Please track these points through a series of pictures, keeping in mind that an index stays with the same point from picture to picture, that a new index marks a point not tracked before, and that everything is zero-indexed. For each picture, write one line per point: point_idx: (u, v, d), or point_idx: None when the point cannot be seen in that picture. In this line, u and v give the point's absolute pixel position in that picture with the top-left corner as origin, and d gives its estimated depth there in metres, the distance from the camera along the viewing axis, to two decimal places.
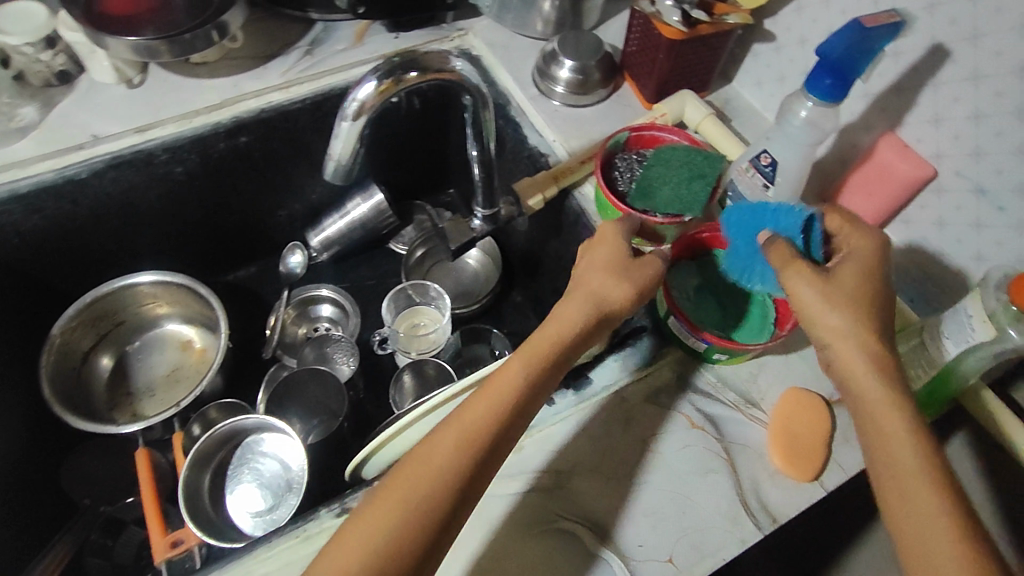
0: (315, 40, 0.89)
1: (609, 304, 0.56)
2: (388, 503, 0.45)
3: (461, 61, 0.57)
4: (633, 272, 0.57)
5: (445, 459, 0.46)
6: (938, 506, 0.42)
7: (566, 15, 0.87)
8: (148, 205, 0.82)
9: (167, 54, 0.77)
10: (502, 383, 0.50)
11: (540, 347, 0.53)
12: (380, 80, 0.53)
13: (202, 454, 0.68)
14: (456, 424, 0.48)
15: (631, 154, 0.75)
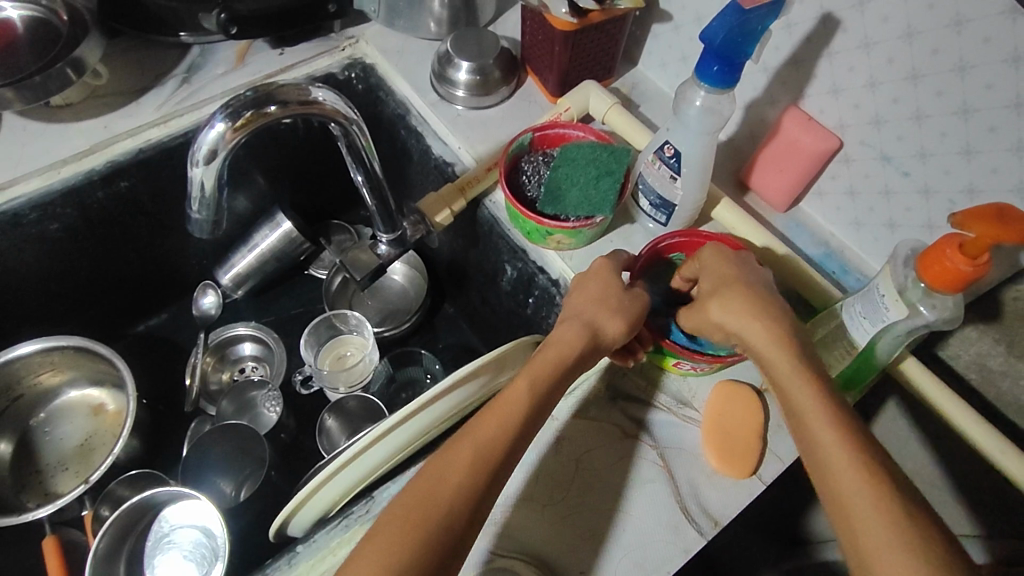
0: (191, 67, 0.82)
1: (605, 327, 0.55)
2: (398, 527, 0.42)
3: (323, 90, 0.54)
4: (626, 307, 0.56)
5: (455, 484, 0.44)
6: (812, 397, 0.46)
7: (458, 13, 0.83)
8: (24, 266, 0.74)
9: (17, 101, 0.69)
10: (507, 401, 0.49)
11: (540, 362, 0.52)
12: (228, 123, 0.50)
13: (112, 542, 0.63)
14: (470, 444, 0.46)
15: (537, 156, 0.71)
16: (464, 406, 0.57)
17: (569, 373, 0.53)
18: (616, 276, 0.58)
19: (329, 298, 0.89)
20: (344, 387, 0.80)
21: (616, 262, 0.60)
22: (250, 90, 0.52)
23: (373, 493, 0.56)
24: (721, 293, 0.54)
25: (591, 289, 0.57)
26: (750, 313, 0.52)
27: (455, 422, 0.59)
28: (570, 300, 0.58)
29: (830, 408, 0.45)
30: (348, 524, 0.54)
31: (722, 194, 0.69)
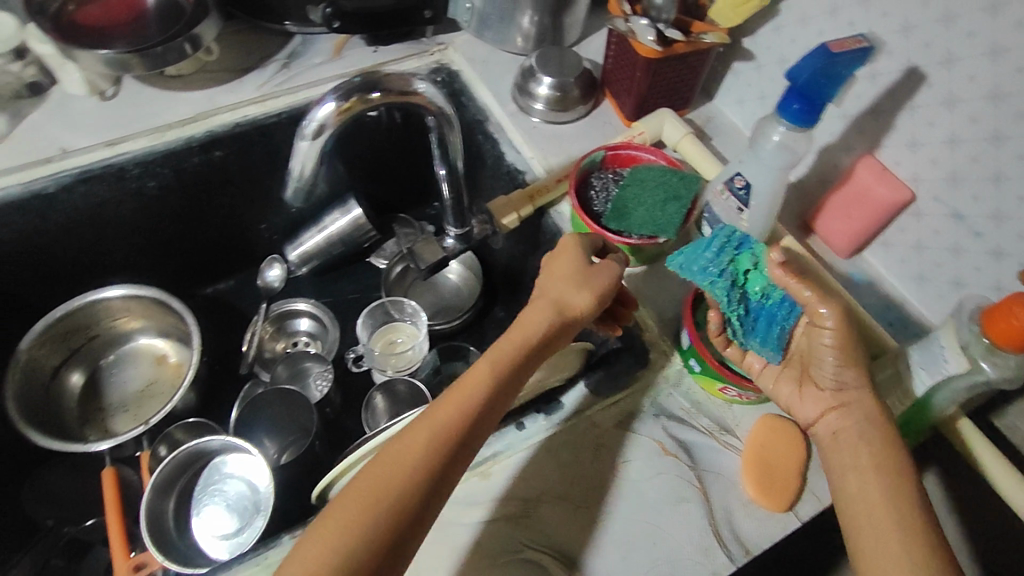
0: (293, 54, 0.89)
1: (570, 304, 0.55)
2: (351, 510, 0.43)
3: (424, 83, 0.58)
4: (597, 283, 0.56)
5: (410, 468, 0.45)
6: (879, 458, 0.50)
7: (545, 31, 0.87)
8: (120, 218, 0.81)
9: (138, 67, 0.76)
10: (465, 392, 0.49)
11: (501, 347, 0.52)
12: (338, 102, 0.53)
13: (166, 479, 0.67)
14: (426, 426, 0.47)
15: (607, 173, 0.73)
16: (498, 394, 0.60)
17: (530, 358, 0.52)
18: (584, 252, 0.58)
19: (386, 285, 0.94)
20: (391, 371, 0.83)
21: (587, 240, 0.60)
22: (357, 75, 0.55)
23: None
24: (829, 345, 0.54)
25: (563, 269, 0.57)
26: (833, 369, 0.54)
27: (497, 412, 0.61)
28: (543, 278, 0.58)
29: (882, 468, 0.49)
30: None
31: (785, 233, 0.69)
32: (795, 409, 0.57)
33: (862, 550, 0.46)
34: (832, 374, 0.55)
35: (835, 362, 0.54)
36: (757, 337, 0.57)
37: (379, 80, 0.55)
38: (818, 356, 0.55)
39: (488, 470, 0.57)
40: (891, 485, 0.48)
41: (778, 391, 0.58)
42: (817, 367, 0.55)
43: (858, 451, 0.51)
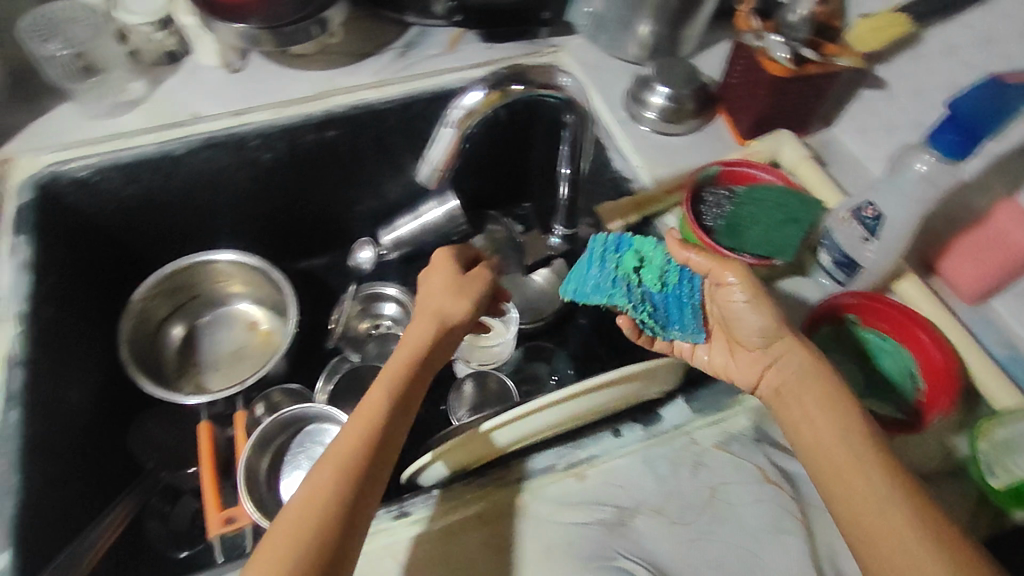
0: (410, 43, 0.90)
1: (445, 323, 0.60)
2: (297, 513, 0.47)
3: (566, 77, 0.57)
4: (448, 293, 0.62)
5: (339, 462, 0.50)
6: (825, 402, 0.54)
7: (663, 41, 0.86)
8: (234, 185, 0.84)
9: (269, 43, 0.79)
10: (370, 405, 0.53)
11: (398, 359, 0.57)
12: (489, 89, 0.52)
13: (264, 437, 0.70)
14: (355, 429, 0.52)
15: (719, 189, 0.71)
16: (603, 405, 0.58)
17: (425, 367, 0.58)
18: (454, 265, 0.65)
19: (474, 276, 0.96)
20: (475, 364, 0.84)
21: (460, 251, 0.67)
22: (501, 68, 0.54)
23: (510, 462, 0.58)
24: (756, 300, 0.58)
25: (437, 281, 0.64)
26: (753, 317, 0.58)
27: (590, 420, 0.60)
28: (421, 290, 0.64)
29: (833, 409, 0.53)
30: (482, 483, 0.57)
31: (907, 269, 0.66)
32: (733, 375, 0.61)
33: (836, 493, 0.51)
34: (756, 334, 0.59)
35: (763, 319, 0.58)
36: (675, 324, 0.63)
37: (523, 72, 0.54)
38: (741, 319, 0.59)
39: (585, 472, 0.58)
40: (844, 425, 0.52)
41: (714, 359, 0.62)
42: (739, 329, 0.60)
43: (804, 402, 0.55)
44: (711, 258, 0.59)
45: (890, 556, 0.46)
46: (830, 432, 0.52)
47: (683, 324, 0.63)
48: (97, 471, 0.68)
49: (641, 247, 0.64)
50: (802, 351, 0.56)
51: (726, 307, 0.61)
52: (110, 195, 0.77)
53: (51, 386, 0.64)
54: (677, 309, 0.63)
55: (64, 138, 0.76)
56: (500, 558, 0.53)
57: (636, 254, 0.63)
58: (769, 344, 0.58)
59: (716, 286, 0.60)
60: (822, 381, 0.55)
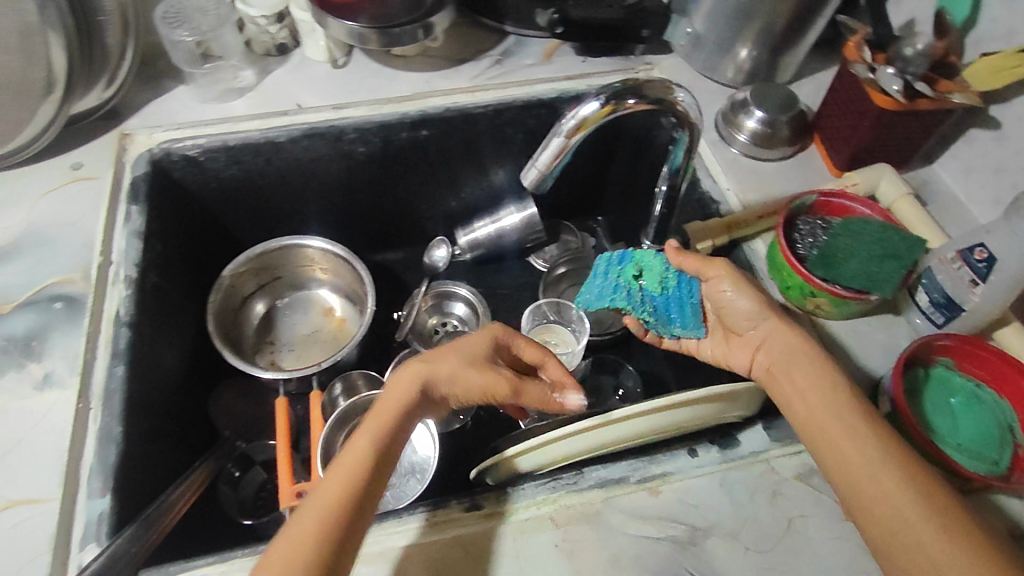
0: (506, 52, 0.92)
1: (438, 375, 0.53)
2: (294, 534, 0.43)
3: (683, 93, 0.55)
4: (477, 347, 0.56)
5: (340, 482, 0.45)
6: (819, 375, 0.53)
7: (761, 66, 0.86)
8: (326, 176, 0.87)
9: (376, 42, 0.82)
10: (352, 452, 0.47)
11: (381, 405, 0.50)
12: (604, 102, 0.51)
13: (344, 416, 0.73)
14: (352, 450, 0.47)
15: (815, 219, 0.70)
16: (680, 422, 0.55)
17: (411, 416, 0.51)
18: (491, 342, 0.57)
19: (546, 280, 0.96)
20: None
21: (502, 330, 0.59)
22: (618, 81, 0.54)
23: (583, 469, 0.58)
24: (744, 287, 0.60)
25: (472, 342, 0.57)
26: (744, 301, 0.60)
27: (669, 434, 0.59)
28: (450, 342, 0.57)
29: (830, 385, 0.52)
30: (555, 486, 0.57)
31: (1013, 317, 0.63)
32: (731, 363, 0.62)
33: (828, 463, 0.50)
34: (746, 318, 0.60)
35: (749, 302, 0.59)
36: (676, 322, 0.67)
37: (640, 85, 0.53)
38: (731, 307, 0.61)
39: (658, 487, 0.57)
40: (833, 397, 0.51)
41: (716, 352, 0.65)
42: (731, 318, 0.62)
43: (794, 379, 0.54)
44: (696, 259, 0.62)
45: (888, 521, 0.45)
46: (823, 403, 0.52)
47: (683, 319, 0.66)
48: (182, 433, 0.71)
49: (642, 259, 0.70)
50: (786, 328, 0.57)
51: (716, 302, 0.63)
52: (213, 175, 0.81)
53: (151, 345, 0.67)
54: (674, 307, 0.67)
55: (178, 119, 0.81)
56: (570, 562, 0.53)
57: (636, 264, 0.70)
58: (757, 329, 0.59)
59: (710, 284, 0.62)
60: (816, 357, 0.55)
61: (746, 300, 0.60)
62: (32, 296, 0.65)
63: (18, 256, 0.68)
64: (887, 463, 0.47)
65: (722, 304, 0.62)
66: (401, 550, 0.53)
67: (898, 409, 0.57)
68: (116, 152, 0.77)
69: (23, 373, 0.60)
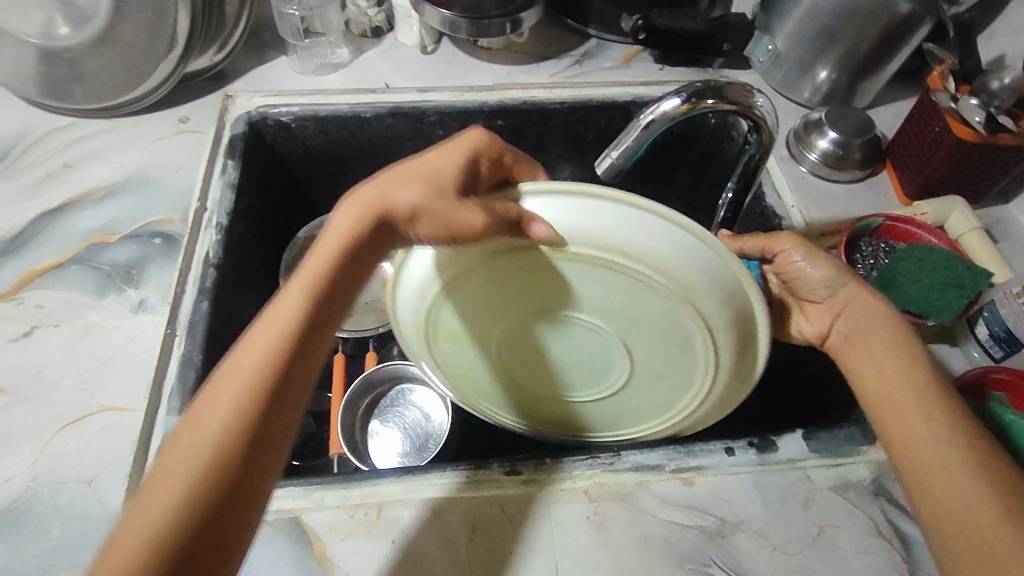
0: (587, 53, 0.95)
1: (394, 206, 0.48)
2: (231, 386, 0.42)
3: (762, 98, 0.56)
4: (434, 180, 0.48)
5: (274, 332, 0.44)
6: (895, 339, 0.52)
7: (839, 89, 0.86)
8: (402, 154, 0.92)
9: (465, 32, 0.86)
10: (282, 310, 0.45)
11: (320, 256, 0.48)
12: (685, 99, 0.53)
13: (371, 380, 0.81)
14: (290, 297, 0.46)
15: (878, 242, 0.70)
16: (629, 277, 0.46)
17: (353, 261, 0.48)
18: (470, 156, 0.49)
19: None
20: None
21: (490, 142, 0.50)
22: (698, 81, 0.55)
23: (620, 452, 0.60)
24: (814, 250, 0.57)
25: (432, 160, 0.49)
26: (816, 266, 0.56)
27: (604, 310, 0.50)
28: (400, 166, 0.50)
29: (908, 357, 0.51)
30: (593, 464, 0.59)
31: None
32: (808, 332, 0.59)
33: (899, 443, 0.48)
34: (821, 288, 0.56)
35: (824, 272, 0.56)
36: None
37: (722, 87, 0.54)
38: (805, 279, 0.57)
39: (692, 479, 0.58)
40: (904, 365, 0.50)
41: (786, 322, 0.61)
42: (806, 290, 0.57)
43: (867, 342, 0.53)
44: (760, 236, 0.58)
45: (944, 503, 0.44)
46: (895, 372, 0.50)
47: None
48: None
49: None
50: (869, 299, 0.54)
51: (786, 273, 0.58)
52: (302, 141, 0.87)
53: (232, 289, 0.73)
54: None
55: (277, 87, 0.87)
56: (600, 534, 0.55)
57: None
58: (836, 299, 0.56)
59: (782, 258, 0.57)
60: (892, 322, 0.53)
61: (821, 268, 0.56)
62: (136, 230, 0.72)
63: (127, 194, 0.75)
64: (955, 441, 0.46)
65: (792, 275, 0.58)
66: (440, 500, 0.56)
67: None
68: (220, 110, 0.84)
69: (121, 296, 0.66)
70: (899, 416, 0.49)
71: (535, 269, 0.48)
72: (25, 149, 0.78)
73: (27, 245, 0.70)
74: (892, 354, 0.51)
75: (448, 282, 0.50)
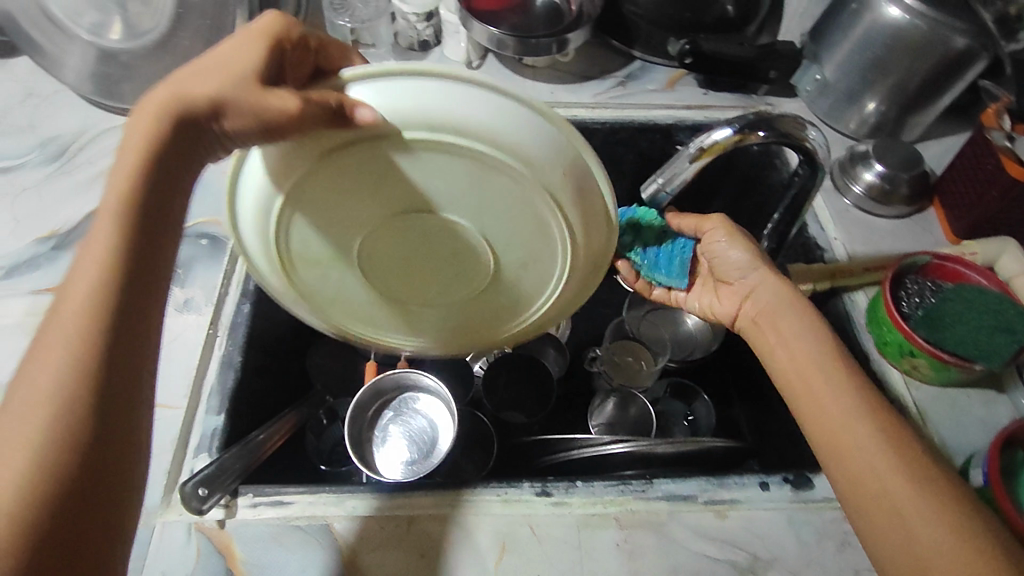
0: (631, 75, 0.95)
1: (189, 95, 0.42)
2: (70, 328, 0.39)
3: (816, 132, 0.56)
4: (238, 71, 0.42)
5: (105, 259, 0.40)
6: (814, 333, 0.57)
7: (887, 122, 0.85)
8: None
9: (511, 49, 0.86)
10: (99, 243, 0.41)
11: (146, 138, 0.43)
12: (737, 130, 0.53)
13: (377, 393, 0.74)
14: (112, 225, 0.41)
15: (925, 281, 0.69)
16: (472, 160, 0.41)
17: (177, 147, 0.43)
18: (270, 39, 0.43)
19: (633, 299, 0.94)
20: (617, 383, 0.84)
21: (281, 24, 0.44)
22: (749, 112, 0.55)
23: (652, 479, 0.59)
24: (735, 232, 0.65)
25: (227, 55, 0.43)
26: (736, 249, 0.64)
27: (456, 200, 0.45)
28: (193, 66, 0.44)
29: (827, 350, 0.55)
30: (624, 490, 0.58)
31: None
32: (723, 312, 0.67)
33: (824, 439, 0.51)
34: (737, 269, 0.64)
35: (740, 254, 0.64)
36: (663, 270, 0.68)
37: (775, 119, 0.54)
38: (724, 258, 0.65)
39: (726, 512, 0.57)
40: (821, 356, 0.55)
41: (704, 302, 0.70)
42: (724, 269, 0.66)
43: (783, 334, 0.58)
44: (692, 218, 0.67)
45: (865, 489, 0.48)
46: (814, 364, 0.55)
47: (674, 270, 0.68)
48: (281, 376, 0.76)
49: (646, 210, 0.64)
50: (772, 281, 0.61)
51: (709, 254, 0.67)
52: None
53: None
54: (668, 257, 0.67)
55: None
56: (630, 563, 0.55)
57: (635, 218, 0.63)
58: (750, 281, 0.63)
59: (707, 237, 0.66)
60: (810, 316, 0.58)
61: (739, 249, 0.64)
62: None
63: None
64: (871, 427, 0.50)
65: (714, 253, 0.66)
66: (470, 518, 0.56)
67: (990, 483, 0.55)
68: None
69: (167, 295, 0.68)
70: (820, 403, 0.53)
71: (376, 168, 0.42)
72: (83, 146, 0.81)
73: (81, 240, 0.72)
74: (811, 345, 0.56)
75: (292, 194, 0.43)
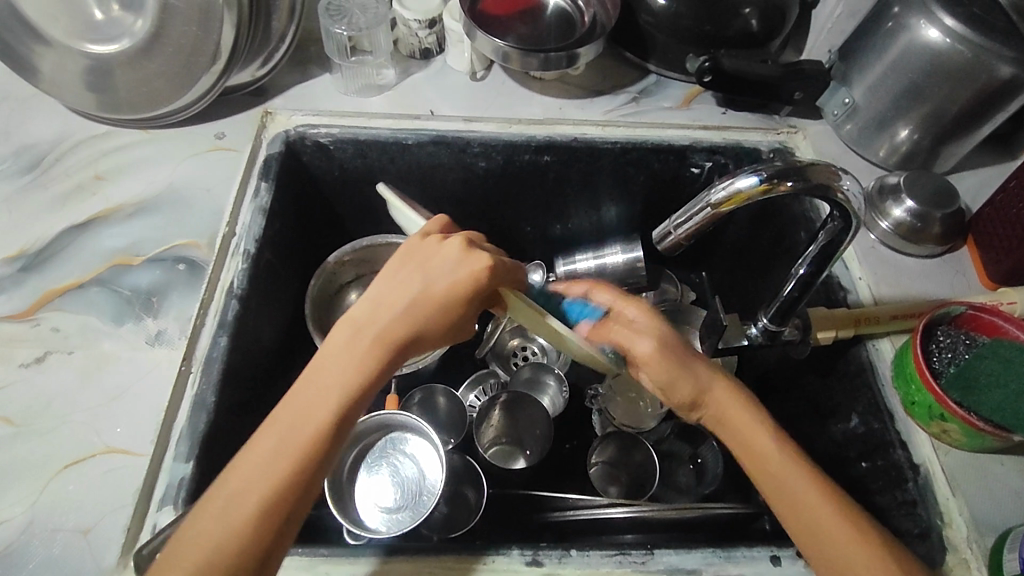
0: (644, 90, 0.90)
1: (417, 330, 0.50)
2: (260, 483, 0.42)
3: (850, 181, 0.51)
4: (447, 306, 0.50)
5: (309, 432, 0.45)
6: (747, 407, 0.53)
7: (920, 152, 0.79)
8: (443, 183, 0.88)
9: (517, 63, 0.80)
10: (307, 419, 0.45)
11: (363, 333, 0.48)
12: (763, 179, 0.48)
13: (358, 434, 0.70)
14: (311, 406, 0.45)
15: (959, 334, 0.64)
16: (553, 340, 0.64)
17: (395, 358, 0.49)
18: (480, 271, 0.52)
19: None
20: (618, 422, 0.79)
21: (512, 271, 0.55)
22: (779, 160, 0.50)
23: (653, 548, 0.55)
24: (655, 364, 0.54)
25: (424, 276, 0.51)
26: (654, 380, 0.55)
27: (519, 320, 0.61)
28: (403, 280, 0.51)
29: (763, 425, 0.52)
30: (622, 562, 0.54)
31: None
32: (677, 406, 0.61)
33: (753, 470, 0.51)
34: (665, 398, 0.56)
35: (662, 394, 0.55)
36: None
37: (806, 168, 0.49)
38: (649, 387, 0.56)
39: None
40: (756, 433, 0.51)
41: None
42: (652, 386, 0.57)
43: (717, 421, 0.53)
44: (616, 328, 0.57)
45: None
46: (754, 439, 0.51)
47: None
48: (262, 409, 0.72)
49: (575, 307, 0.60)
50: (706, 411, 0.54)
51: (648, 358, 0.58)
52: (339, 163, 0.83)
53: (254, 320, 0.69)
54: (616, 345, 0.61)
55: (317, 106, 0.83)
56: None
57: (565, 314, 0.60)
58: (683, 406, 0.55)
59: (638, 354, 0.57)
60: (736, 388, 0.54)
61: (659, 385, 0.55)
62: (159, 254, 0.69)
63: (155, 212, 0.72)
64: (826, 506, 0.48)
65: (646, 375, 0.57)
66: None
67: None
68: (258, 128, 0.80)
69: (138, 326, 0.63)
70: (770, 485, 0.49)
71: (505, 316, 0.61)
72: (59, 156, 0.76)
73: (52, 261, 0.68)
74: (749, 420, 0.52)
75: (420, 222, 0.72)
